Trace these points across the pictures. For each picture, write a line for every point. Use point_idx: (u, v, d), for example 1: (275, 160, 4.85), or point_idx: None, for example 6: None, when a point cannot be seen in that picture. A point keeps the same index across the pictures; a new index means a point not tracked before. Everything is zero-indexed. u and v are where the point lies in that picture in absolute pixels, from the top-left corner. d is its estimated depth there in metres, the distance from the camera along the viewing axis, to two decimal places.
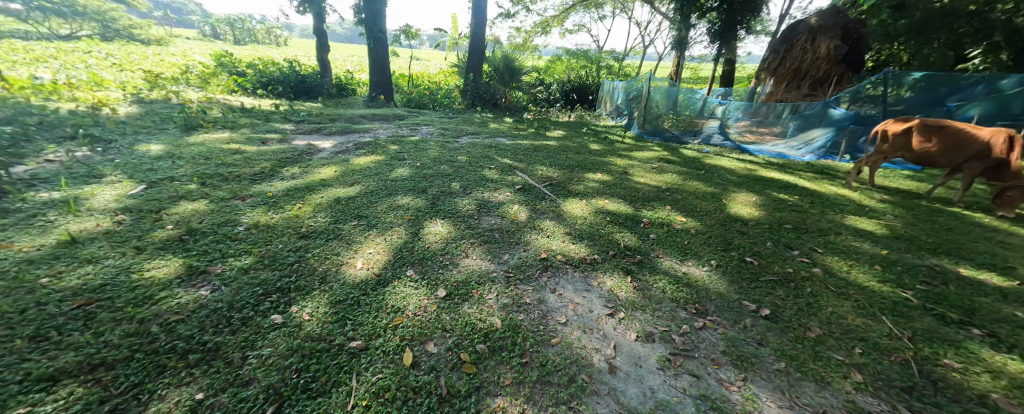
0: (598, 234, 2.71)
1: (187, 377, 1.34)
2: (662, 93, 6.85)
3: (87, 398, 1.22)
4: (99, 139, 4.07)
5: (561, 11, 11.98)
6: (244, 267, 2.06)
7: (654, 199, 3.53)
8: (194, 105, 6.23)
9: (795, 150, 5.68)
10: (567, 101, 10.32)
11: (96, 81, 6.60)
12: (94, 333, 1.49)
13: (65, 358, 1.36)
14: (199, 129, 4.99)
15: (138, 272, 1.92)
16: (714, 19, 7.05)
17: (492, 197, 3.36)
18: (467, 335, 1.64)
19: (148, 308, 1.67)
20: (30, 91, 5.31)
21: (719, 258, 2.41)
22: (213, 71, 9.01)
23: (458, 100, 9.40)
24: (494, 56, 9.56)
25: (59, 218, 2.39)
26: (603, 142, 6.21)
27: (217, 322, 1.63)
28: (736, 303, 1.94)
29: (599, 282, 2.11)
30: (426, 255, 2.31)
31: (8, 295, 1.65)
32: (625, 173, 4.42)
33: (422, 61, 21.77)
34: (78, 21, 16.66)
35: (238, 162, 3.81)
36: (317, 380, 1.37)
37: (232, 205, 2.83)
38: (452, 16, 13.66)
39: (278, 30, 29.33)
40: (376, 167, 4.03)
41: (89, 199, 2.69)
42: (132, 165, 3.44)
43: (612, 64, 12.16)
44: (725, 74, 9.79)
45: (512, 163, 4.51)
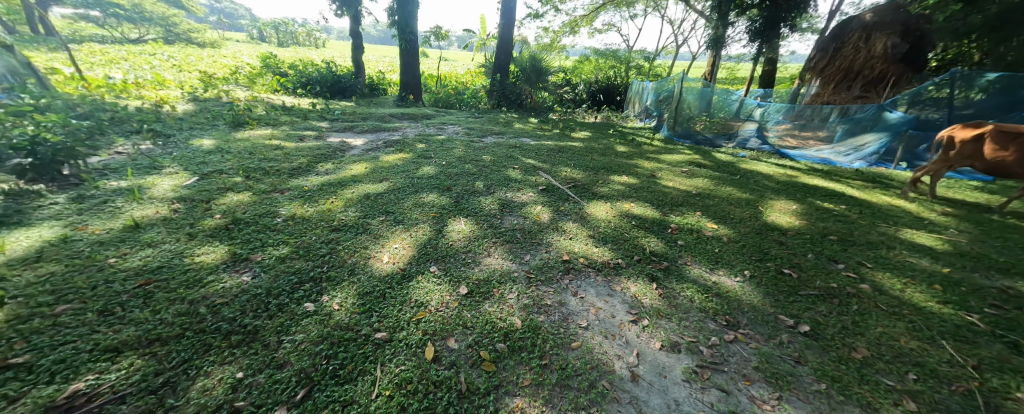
0: (622, 238, 2.65)
1: (229, 356, 1.45)
2: (695, 93, 6.45)
3: (144, 369, 1.34)
4: (160, 134, 4.47)
5: (591, 11, 11.79)
6: (281, 256, 2.19)
7: (683, 204, 3.41)
8: (241, 103, 6.70)
9: (842, 156, 5.28)
10: (594, 102, 10.13)
11: (159, 81, 7.25)
12: (152, 311, 1.64)
13: (127, 332, 1.51)
14: (245, 125, 5.36)
15: (190, 257, 2.09)
16: (755, 16, 6.67)
17: (515, 197, 3.37)
18: (487, 334, 1.66)
19: (197, 290, 1.81)
20: (106, 90, 5.93)
21: (752, 268, 2.29)
22: (259, 72, 9.65)
23: (484, 100, 9.51)
24: (522, 57, 9.57)
25: (126, 204, 2.65)
26: (630, 144, 6.06)
27: (257, 307, 1.74)
28: (772, 317, 1.83)
29: (622, 287, 2.06)
30: (449, 253, 2.35)
31: (84, 272, 1.85)
32: (652, 176, 4.29)
33: (451, 62, 22.20)
34: (144, 26, 18.33)
35: (278, 157, 4.06)
36: (345, 367, 1.43)
37: (272, 197, 3.02)
38: (481, 17, 13.84)
39: (317, 33, 30.90)
40: (403, 165, 4.15)
41: (150, 188, 2.96)
42: (187, 158, 3.75)
43: (643, 64, 11.84)
44: (766, 75, 9.26)
45: (536, 163, 4.51)
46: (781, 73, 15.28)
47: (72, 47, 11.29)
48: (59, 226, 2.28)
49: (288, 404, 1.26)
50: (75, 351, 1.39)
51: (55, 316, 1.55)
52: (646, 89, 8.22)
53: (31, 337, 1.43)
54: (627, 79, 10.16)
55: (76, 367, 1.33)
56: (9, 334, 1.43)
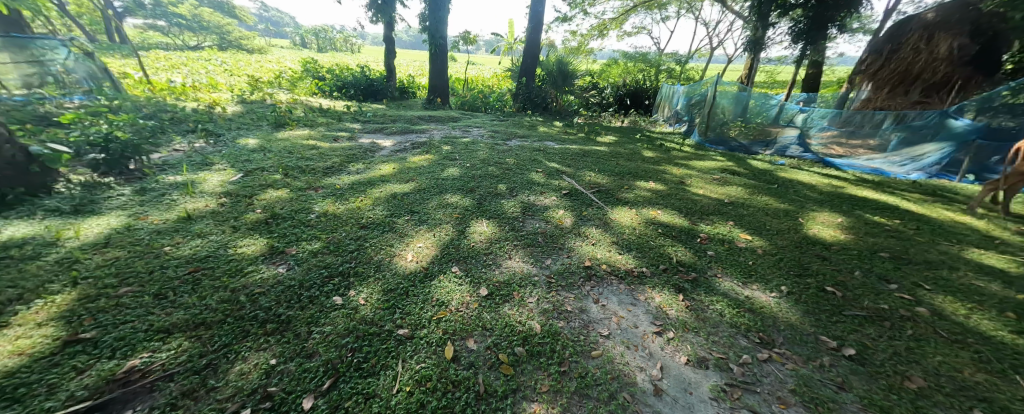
0: (647, 246, 2.57)
1: (265, 343, 1.53)
2: (730, 98, 6.15)
3: (191, 351, 1.45)
4: (212, 133, 4.84)
5: (621, 14, 11.59)
6: (313, 250, 2.30)
7: (714, 212, 3.26)
8: (283, 105, 7.14)
9: (897, 166, 4.87)
10: (621, 106, 9.82)
11: (213, 85, 7.87)
12: (199, 296, 1.77)
13: (177, 315, 1.64)
14: (286, 126, 5.70)
15: (233, 248, 2.24)
16: (797, 17, 6.29)
17: (537, 201, 3.36)
18: (506, 337, 1.66)
19: (237, 279, 1.94)
20: (168, 93, 6.52)
21: (789, 283, 2.15)
22: (300, 76, 10.25)
23: (510, 104, 9.59)
24: (549, 60, 9.55)
25: (180, 197, 2.89)
26: (659, 149, 5.89)
27: (290, 297, 1.83)
28: (811, 338, 1.71)
29: (646, 297, 1.99)
30: (471, 253, 2.38)
31: (143, 258, 2.04)
32: (681, 182, 4.14)
33: (478, 66, 22.59)
34: (201, 34, 19.97)
35: (314, 157, 4.28)
36: (368, 361, 1.48)
37: (307, 195, 3.18)
38: (510, 22, 13.98)
39: (353, 39, 32.51)
40: (429, 166, 4.25)
41: (201, 183, 3.20)
42: (234, 156, 4.03)
43: (674, 67, 11.49)
44: (810, 78, 8.70)
45: (560, 167, 4.48)
46: (827, 77, 14.30)
47: (139, 54, 12.48)
48: (123, 215, 2.52)
49: (315, 393, 1.32)
50: (133, 330, 1.53)
51: (118, 297, 1.71)
52: (677, 93, 7.96)
53: (97, 315, 1.59)
54: (657, 83, 9.89)
55: (132, 345, 1.46)
56: (81, 312, 1.60)
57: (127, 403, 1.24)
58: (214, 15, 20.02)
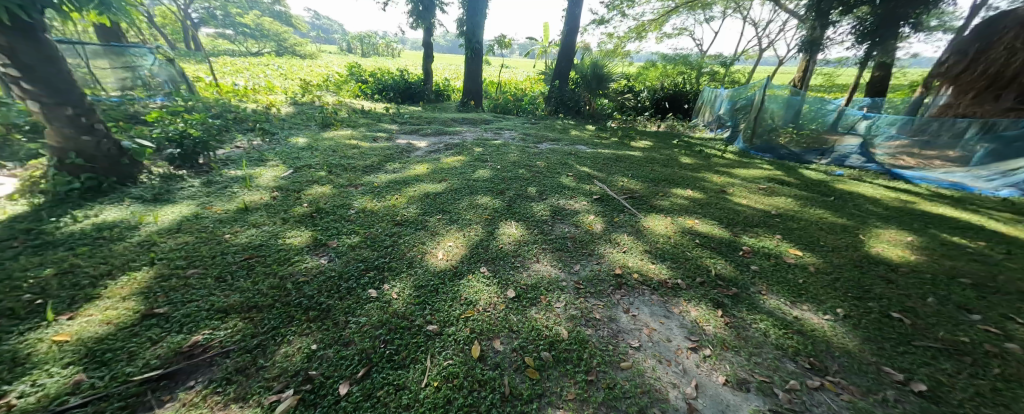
0: (683, 256, 2.46)
1: (307, 329, 1.64)
2: (781, 102, 5.66)
3: (244, 331, 1.59)
4: (268, 132, 5.27)
5: (661, 15, 11.18)
6: (352, 244, 2.42)
7: (759, 224, 3.06)
8: (330, 107, 7.61)
9: (983, 181, 4.23)
10: (658, 110, 9.43)
11: (269, 87, 8.57)
12: (252, 281, 1.93)
13: (234, 297, 1.79)
14: (331, 126, 6.08)
15: (282, 238, 2.42)
16: (862, 14, 5.79)
17: (567, 205, 3.32)
18: (533, 340, 1.65)
19: (285, 268, 2.09)
20: (232, 95, 7.19)
21: (845, 305, 1.97)
22: (346, 80, 10.91)
23: (542, 107, 9.59)
24: (584, 63, 9.42)
25: (240, 190, 3.17)
26: (698, 155, 5.61)
27: (331, 288, 1.94)
28: (872, 368, 1.55)
29: (681, 310, 1.90)
30: (499, 255, 2.40)
31: (207, 244, 2.26)
32: (722, 191, 3.92)
33: (512, 69, 22.80)
34: (262, 42, 21.79)
35: (355, 156, 4.53)
36: (399, 353, 1.53)
37: (348, 191, 3.37)
38: (545, 25, 14.00)
39: (394, 44, 34.11)
40: (461, 167, 4.35)
41: (257, 178, 3.49)
42: (286, 153, 4.36)
43: (717, 70, 10.93)
44: (876, 81, 7.91)
45: (591, 172, 4.40)
46: (896, 80, 12.93)
47: (209, 59, 13.83)
48: (192, 204, 2.80)
49: (350, 380, 1.39)
50: (197, 308, 1.69)
51: (186, 278, 1.91)
52: (720, 96, 7.56)
53: (169, 293, 1.78)
54: (698, 86, 9.44)
55: (197, 322, 1.61)
56: (156, 289, 1.80)
57: (191, 374, 1.37)
58: (272, 23, 21.73)
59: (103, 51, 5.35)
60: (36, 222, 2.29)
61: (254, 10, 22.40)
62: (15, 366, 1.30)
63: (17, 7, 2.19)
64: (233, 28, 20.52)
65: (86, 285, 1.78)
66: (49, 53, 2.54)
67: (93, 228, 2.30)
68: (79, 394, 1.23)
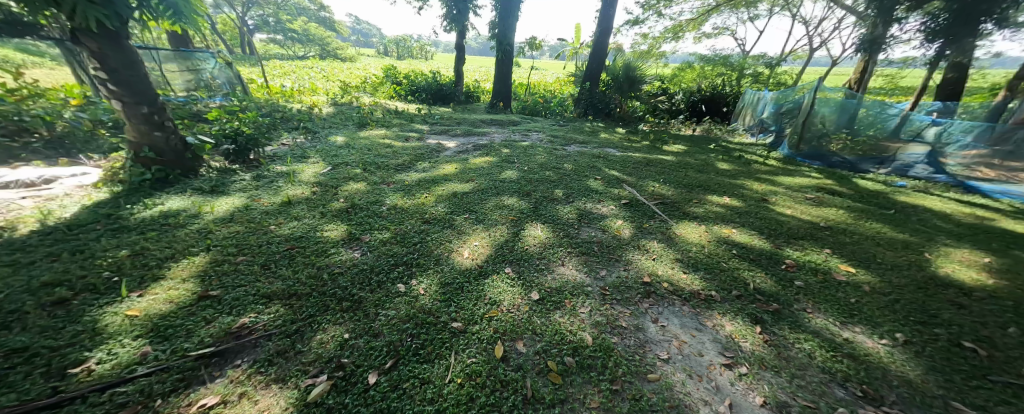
0: (718, 267, 2.34)
1: (340, 318, 1.72)
2: (834, 105, 5.24)
3: (285, 316, 1.69)
4: (310, 130, 5.60)
5: (700, 14, 10.71)
6: (383, 239, 2.52)
7: (805, 237, 2.84)
8: (366, 107, 7.97)
9: None
10: (693, 113, 8.94)
11: (313, 89, 9.12)
12: (292, 270, 2.06)
13: (277, 285, 1.92)
14: (367, 126, 6.35)
15: (321, 231, 2.56)
16: (934, 10, 5.11)
17: (594, 209, 3.27)
18: (556, 344, 1.63)
19: (322, 259, 2.20)
20: (280, 96, 7.72)
21: (904, 330, 1.79)
22: (382, 81, 11.37)
23: (571, 109, 9.50)
24: (616, 65, 9.21)
25: (284, 184, 3.39)
26: (737, 161, 5.32)
27: (363, 280, 2.03)
28: (937, 402, 1.39)
29: (715, 324, 1.81)
30: (524, 256, 2.40)
31: (255, 233, 2.44)
32: (763, 199, 3.69)
33: (541, 71, 22.80)
34: (307, 46, 23.21)
35: (388, 154, 4.71)
36: (425, 348, 1.57)
37: (381, 188, 3.50)
38: (577, 27, 13.86)
39: (428, 47, 35.18)
40: (488, 167, 4.40)
41: (300, 173, 3.72)
42: (326, 151, 4.61)
43: (761, 71, 10.29)
44: (949, 84, 7.11)
45: (620, 176, 4.29)
46: (972, 82, 11.58)
47: (260, 63, 14.94)
48: (244, 197, 3.04)
49: (378, 370, 1.45)
50: (245, 293, 1.83)
51: (236, 264, 2.07)
52: (763, 99, 7.12)
53: (222, 277, 1.94)
54: (739, 88, 8.94)
55: (244, 305, 1.75)
56: (211, 273, 1.97)
57: (238, 354, 1.49)
58: (317, 28, 23.07)
59: (174, 55, 5.85)
60: (116, 208, 2.58)
61: (302, 16, 23.90)
62: (95, 335, 1.47)
63: (105, 18, 2.46)
64: (283, 34, 22.03)
65: (153, 266, 1.98)
66: (129, 58, 2.84)
67: (160, 214, 2.55)
68: (146, 364, 1.37)
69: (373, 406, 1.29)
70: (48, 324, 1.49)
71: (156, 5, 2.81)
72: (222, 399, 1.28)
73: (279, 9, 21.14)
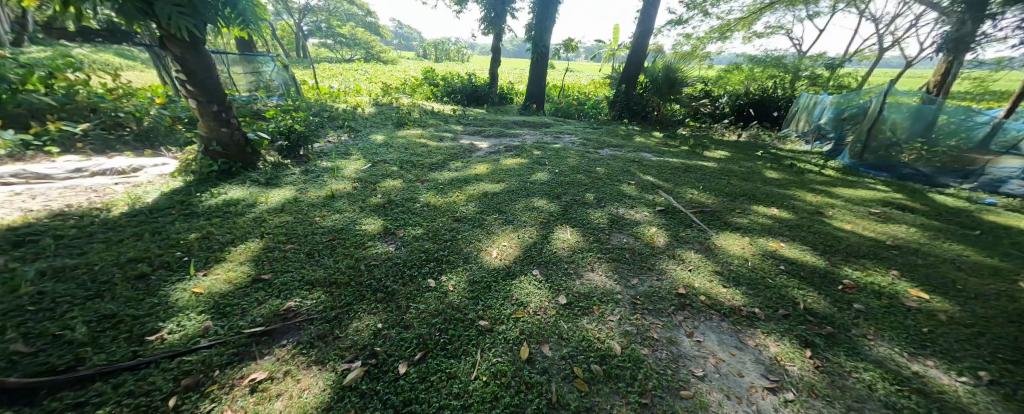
0: (762, 282, 2.18)
1: (374, 308, 1.80)
2: (908, 111, 4.70)
3: (326, 303, 1.80)
4: (353, 129, 5.92)
5: (751, 12, 10.06)
6: (416, 235, 2.60)
7: (866, 256, 2.57)
8: (405, 108, 8.30)
9: None
10: (740, 117, 8.41)
11: (357, 90, 9.64)
12: (333, 260, 2.18)
13: (319, 272, 2.05)
14: (405, 126, 6.60)
15: (359, 225, 2.70)
16: None
17: (627, 214, 3.17)
18: (583, 351, 1.60)
19: (359, 251, 2.32)
20: (328, 96, 8.24)
21: (988, 367, 1.57)
22: (420, 83, 11.79)
23: (606, 111, 9.32)
24: (655, 66, 8.76)
25: (329, 179, 3.61)
26: (788, 170, 4.94)
27: (396, 273, 2.11)
28: None
29: (757, 343, 1.69)
30: (552, 259, 2.38)
31: (302, 224, 2.62)
32: (817, 212, 3.39)
33: (576, 73, 22.55)
34: (354, 50, 24.61)
35: (424, 154, 4.86)
36: (453, 343, 1.61)
37: (416, 186, 3.62)
38: (616, 28, 13.56)
39: (465, 50, 36.04)
40: (520, 169, 4.41)
41: (343, 169, 3.95)
42: (366, 149, 4.85)
43: (820, 73, 9.46)
44: None
45: (656, 181, 4.14)
46: None
47: (312, 65, 16.06)
48: (293, 189, 3.27)
49: (408, 361, 1.50)
50: (292, 278, 1.97)
51: (285, 251, 2.24)
52: (821, 103, 6.55)
53: (272, 263, 2.10)
54: (793, 91, 8.28)
55: (291, 290, 1.88)
56: (263, 258, 2.14)
57: (284, 334, 1.60)
58: (363, 32, 24.37)
59: (240, 59, 6.45)
60: (187, 195, 2.88)
61: (350, 21, 25.39)
62: (168, 307, 1.65)
63: (192, 27, 2.78)
64: (333, 38, 23.57)
65: (216, 248, 2.18)
66: (206, 62, 3.16)
67: (223, 203, 2.81)
68: (207, 337, 1.52)
69: (402, 395, 1.33)
70: (132, 295, 1.70)
71: (229, 12, 3.14)
72: (270, 375, 1.38)
73: (330, 15, 22.59)
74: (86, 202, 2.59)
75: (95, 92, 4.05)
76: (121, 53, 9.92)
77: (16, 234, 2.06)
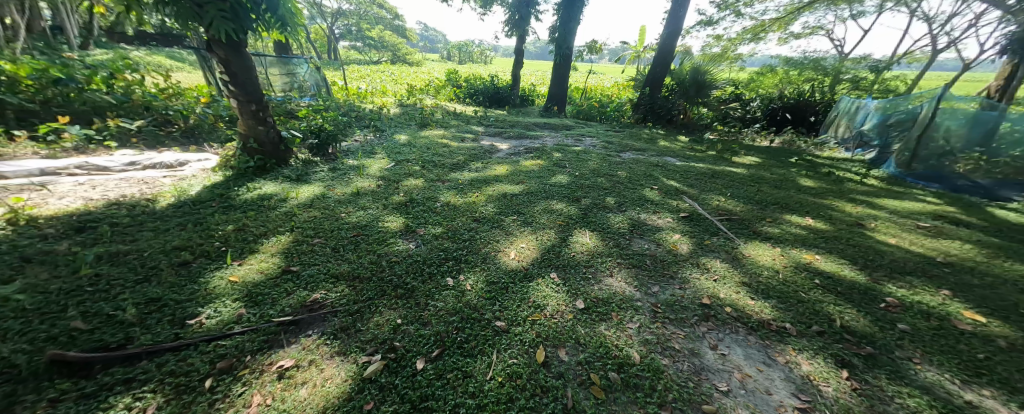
0: (794, 296, 2.07)
1: (394, 304, 1.85)
2: (964, 117, 4.38)
3: (349, 296, 1.86)
4: (379, 129, 6.10)
5: (788, 12, 9.60)
6: (435, 234, 2.65)
7: (913, 273, 2.39)
8: (429, 109, 8.47)
9: None
10: (772, 122, 8.03)
11: (383, 90, 9.93)
12: (356, 255, 2.25)
13: (344, 266, 2.12)
14: (427, 126, 6.74)
15: (382, 222, 2.77)
16: None
17: (649, 220, 3.10)
18: (600, 357, 1.57)
19: (382, 247, 2.38)
20: (356, 97, 8.53)
21: None
22: (444, 84, 12.00)
23: (629, 114, 9.15)
24: (682, 68, 8.52)
25: (355, 177, 3.74)
26: (826, 178, 4.67)
27: (416, 270, 2.16)
28: None
29: (788, 360, 1.61)
30: (570, 263, 2.36)
31: (329, 219, 2.72)
32: (856, 224, 3.19)
33: (598, 75, 22.29)
34: (381, 51, 25.39)
35: (445, 154, 4.94)
36: (469, 342, 1.62)
37: (437, 185, 3.69)
38: (642, 29, 13.32)
39: (488, 52, 36.41)
40: (539, 171, 4.40)
41: (368, 168, 4.08)
42: (391, 148, 4.99)
43: (864, 75, 8.88)
44: None
45: (680, 187, 4.02)
46: None
47: (342, 67, 16.68)
48: (321, 186, 3.40)
49: (426, 358, 1.52)
50: (318, 271, 2.05)
51: (312, 245, 2.33)
52: (864, 108, 6.14)
53: (300, 256, 2.19)
54: (832, 96, 7.82)
55: (317, 282, 1.96)
56: (292, 251, 2.24)
57: (310, 324, 1.67)
58: (391, 35, 25.08)
59: (276, 61, 6.79)
60: (226, 189, 3.05)
61: (379, 24, 26.17)
62: (206, 293, 1.76)
63: (234, 31, 2.95)
64: (362, 41, 24.45)
65: (250, 240, 2.31)
66: (247, 63, 3.34)
67: (258, 197, 2.97)
68: (240, 324, 1.61)
69: (419, 391, 1.36)
70: (175, 281, 1.82)
71: (270, 18, 3.34)
72: (296, 363, 1.44)
73: (361, 19, 23.46)
74: (138, 193, 2.80)
75: (148, 91, 4.37)
76: (172, 55, 10.69)
77: (78, 220, 2.25)
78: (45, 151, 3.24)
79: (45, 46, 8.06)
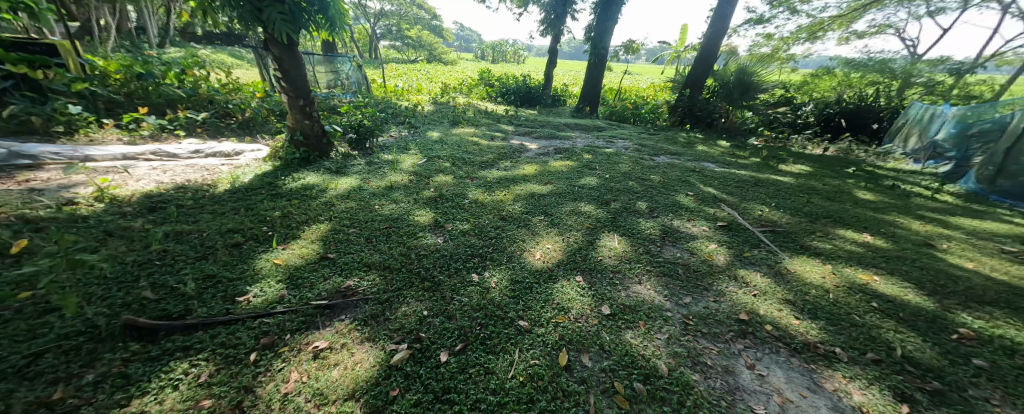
0: (846, 319, 1.90)
1: (422, 296, 1.89)
2: None
3: (380, 286, 1.94)
4: (413, 126, 6.29)
5: (853, 9, 8.79)
6: (463, 230, 2.69)
7: (994, 303, 2.11)
8: (461, 107, 8.62)
9: None
10: (825, 128, 7.21)
11: (419, 88, 10.24)
12: (386, 247, 2.34)
13: (375, 256, 2.21)
14: (459, 124, 6.86)
15: (412, 216, 2.85)
16: None
17: (682, 227, 2.97)
18: (625, 366, 1.53)
19: (411, 240, 2.45)
20: (393, 94, 8.87)
21: None
22: (477, 83, 12.15)
23: (665, 117, 8.82)
24: (726, 69, 8.06)
25: (389, 171, 3.88)
26: (888, 192, 4.23)
27: (444, 264, 2.21)
28: None
29: (837, 388, 1.47)
30: (597, 267, 2.31)
31: (363, 211, 2.83)
32: (922, 244, 2.86)
33: (634, 76, 21.58)
34: (419, 51, 26.16)
35: (475, 152, 5.00)
36: (492, 339, 1.63)
37: (465, 183, 3.74)
38: (684, 28, 12.74)
39: (522, 52, 36.39)
40: (568, 172, 4.34)
41: (401, 163, 4.21)
42: (424, 145, 5.13)
43: (942, 78, 7.93)
44: None
45: (718, 194, 3.81)
46: None
47: (381, 66, 17.41)
48: (358, 179, 3.56)
49: (450, 350, 1.55)
50: (353, 259, 2.15)
51: (347, 234, 2.44)
52: (941, 116, 5.47)
53: (336, 244, 2.31)
54: (900, 101, 7.07)
55: (352, 269, 2.06)
56: (329, 239, 2.37)
57: (343, 309, 1.75)
58: (428, 35, 25.78)
59: (323, 59, 7.19)
60: (274, 178, 3.27)
61: (417, 24, 26.85)
62: (255, 273, 1.91)
63: (290, 31, 3.16)
64: (401, 40, 25.40)
65: (294, 226, 2.47)
66: (296, 60, 3.55)
67: (301, 187, 3.16)
68: (282, 304, 1.72)
69: (442, 382, 1.39)
70: (228, 260, 1.99)
71: (320, 18, 3.54)
72: (329, 345, 1.52)
73: (401, 19, 24.20)
74: (200, 178, 3.08)
75: (213, 86, 4.78)
76: (232, 53, 11.63)
77: (151, 201, 2.52)
78: (127, 138, 3.64)
79: (129, 44, 9.07)
